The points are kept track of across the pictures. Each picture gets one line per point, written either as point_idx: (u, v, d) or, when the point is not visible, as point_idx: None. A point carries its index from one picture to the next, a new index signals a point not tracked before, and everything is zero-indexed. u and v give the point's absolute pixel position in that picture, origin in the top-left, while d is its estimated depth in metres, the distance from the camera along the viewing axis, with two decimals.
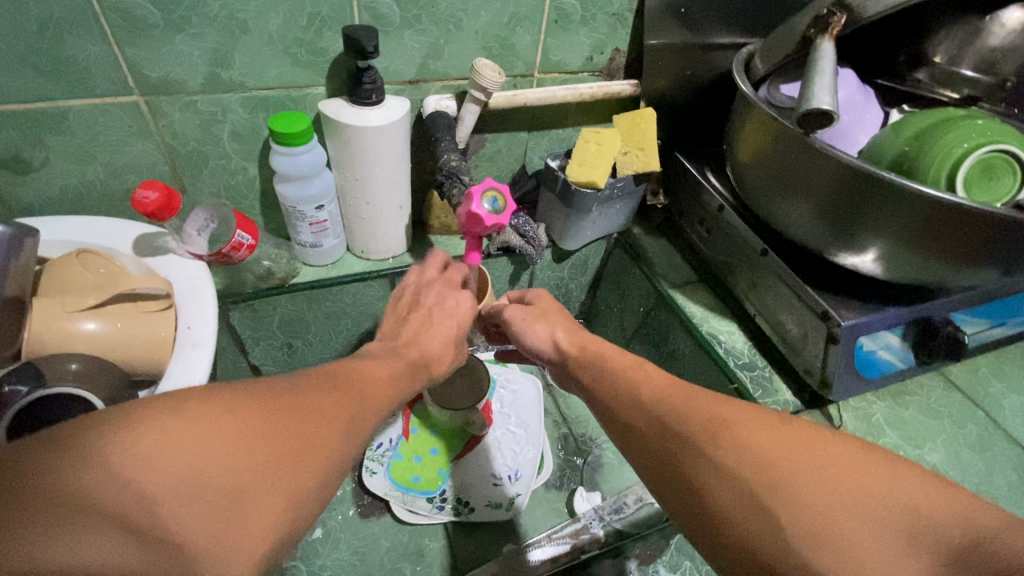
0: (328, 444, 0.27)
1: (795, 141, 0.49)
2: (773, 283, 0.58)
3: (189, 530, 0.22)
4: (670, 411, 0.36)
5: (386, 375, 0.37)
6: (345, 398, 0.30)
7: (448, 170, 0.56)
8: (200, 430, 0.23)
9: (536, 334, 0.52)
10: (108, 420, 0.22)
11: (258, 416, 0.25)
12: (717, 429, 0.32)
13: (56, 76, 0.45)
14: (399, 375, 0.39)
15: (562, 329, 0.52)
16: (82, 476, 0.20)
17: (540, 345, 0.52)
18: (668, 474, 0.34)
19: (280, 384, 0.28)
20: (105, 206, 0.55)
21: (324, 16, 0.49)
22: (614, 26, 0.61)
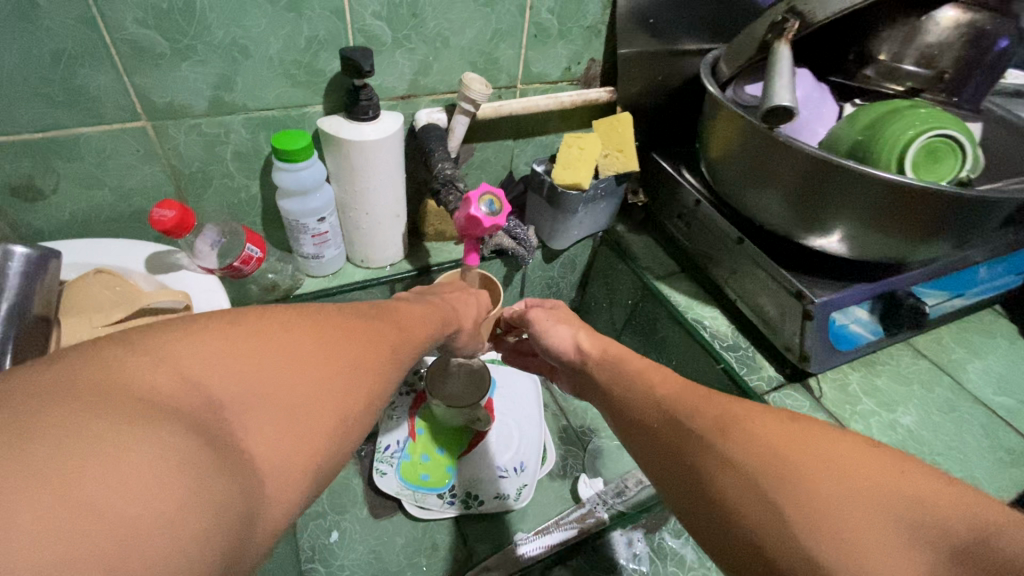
0: (371, 376, 0.30)
1: (757, 136, 0.54)
2: (750, 269, 0.63)
3: (251, 435, 0.23)
4: (676, 400, 0.39)
5: (416, 326, 0.40)
6: (383, 339, 0.33)
7: (444, 178, 0.60)
8: (258, 347, 0.26)
9: (560, 335, 0.57)
10: (179, 331, 0.24)
11: (308, 339, 0.28)
12: (723, 423, 0.34)
13: (68, 105, 0.47)
14: (423, 323, 0.42)
15: (583, 334, 0.56)
16: (156, 373, 0.22)
17: (561, 345, 0.57)
18: (675, 436, 0.37)
19: (327, 313, 0.31)
20: (114, 228, 0.57)
21: (320, 39, 0.52)
22: (589, 38, 0.65)
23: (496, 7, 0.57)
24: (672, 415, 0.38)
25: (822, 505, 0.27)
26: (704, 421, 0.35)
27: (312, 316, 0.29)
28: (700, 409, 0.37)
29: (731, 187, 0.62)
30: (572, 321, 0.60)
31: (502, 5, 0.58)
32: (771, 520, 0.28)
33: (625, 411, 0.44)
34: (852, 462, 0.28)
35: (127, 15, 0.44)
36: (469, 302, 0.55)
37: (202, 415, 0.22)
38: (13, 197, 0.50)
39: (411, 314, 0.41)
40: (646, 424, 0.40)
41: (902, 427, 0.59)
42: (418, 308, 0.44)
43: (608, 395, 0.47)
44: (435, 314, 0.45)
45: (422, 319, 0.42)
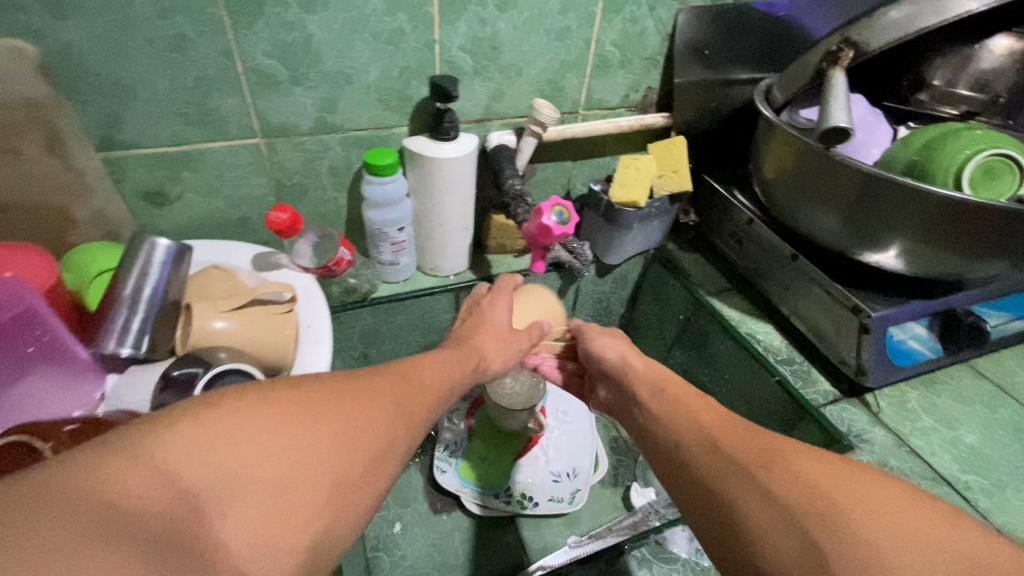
0: (381, 439, 0.31)
1: (812, 154, 0.57)
2: (804, 285, 0.65)
3: (226, 528, 0.24)
4: (718, 429, 0.41)
5: (435, 371, 0.41)
6: (391, 394, 0.34)
7: (514, 193, 0.65)
8: (245, 425, 0.26)
9: (605, 342, 0.60)
10: (158, 425, 0.25)
11: (302, 416, 0.28)
12: (766, 459, 0.36)
13: (200, 124, 0.55)
14: (454, 365, 0.45)
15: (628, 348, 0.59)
16: (127, 473, 0.22)
17: (604, 352, 0.60)
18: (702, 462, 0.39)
19: (323, 378, 0.32)
20: (222, 232, 0.64)
21: (412, 68, 0.59)
22: (648, 68, 0.71)
23: (565, 41, 0.63)
24: (728, 424, 0.41)
25: (862, 545, 0.28)
26: (745, 453, 0.37)
27: (310, 386, 0.30)
28: (741, 435, 0.39)
29: (789, 205, 0.63)
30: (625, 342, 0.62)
31: (571, 39, 0.63)
32: (797, 544, 0.30)
33: (666, 409, 0.47)
34: (902, 515, 0.30)
35: (258, 48, 0.52)
36: (497, 317, 0.56)
37: (175, 514, 0.23)
38: (144, 202, 0.58)
39: (430, 367, 0.41)
40: (683, 446, 0.42)
41: (965, 445, 0.58)
42: (443, 359, 0.44)
43: (644, 415, 0.49)
44: (460, 362, 0.46)
45: (441, 372, 0.42)
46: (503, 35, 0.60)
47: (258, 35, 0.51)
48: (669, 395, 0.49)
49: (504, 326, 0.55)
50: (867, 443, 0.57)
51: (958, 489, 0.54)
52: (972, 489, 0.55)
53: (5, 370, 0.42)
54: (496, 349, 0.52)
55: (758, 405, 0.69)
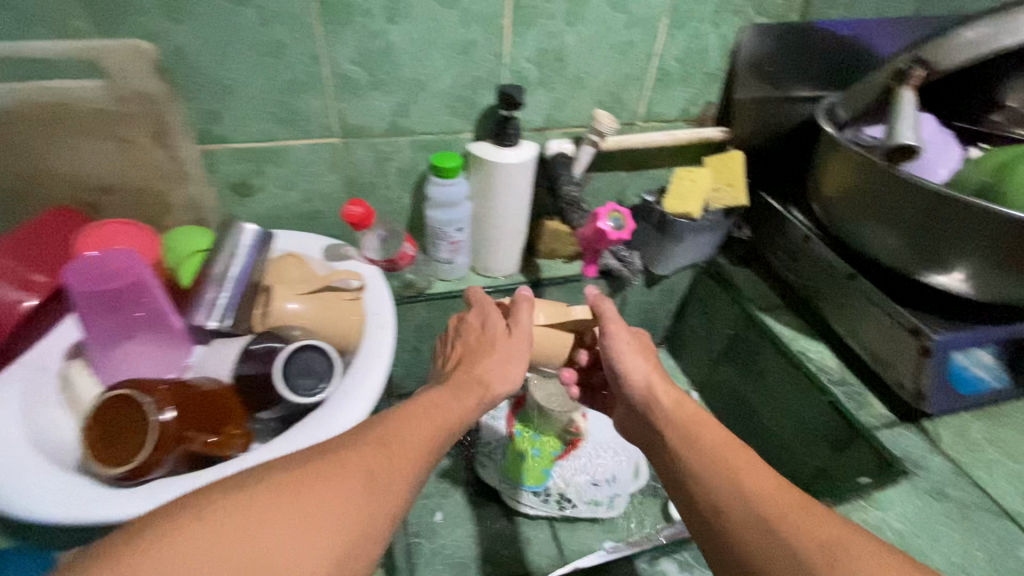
0: (347, 525, 0.31)
1: (877, 173, 0.57)
2: (862, 305, 0.64)
3: None
4: (774, 510, 0.36)
5: (419, 428, 0.40)
6: (359, 467, 0.34)
7: (570, 200, 0.69)
8: (185, 547, 0.26)
9: (634, 364, 0.53)
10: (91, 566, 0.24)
11: (252, 517, 0.28)
12: (832, 557, 0.32)
13: (286, 123, 0.59)
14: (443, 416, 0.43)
15: (654, 372, 0.52)
16: None
17: (630, 374, 0.52)
18: (752, 545, 0.36)
19: (280, 467, 0.32)
20: (295, 224, 0.69)
21: (481, 77, 0.62)
22: (708, 82, 0.72)
23: (628, 54, 0.65)
24: (774, 496, 0.37)
25: None
26: (807, 548, 0.33)
27: (265, 482, 0.30)
28: (809, 525, 0.35)
29: (850, 224, 0.63)
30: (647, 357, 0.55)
31: (635, 53, 0.65)
32: None
33: (710, 459, 0.42)
34: None
35: (344, 55, 0.56)
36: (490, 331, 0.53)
37: None
38: (231, 193, 0.63)
39: (415, 423, 0.40)
40: (730, 517, 0.38)
41: None
42: (432, 409, 0.43)
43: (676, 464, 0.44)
44: (451, 406, 0.45)
45: (426, 425, 0.41)
46: (570, 47, 0.63)
47: (346, 43, 0.56)
48: (706, 447, 0.43)
49: (499, 334, 0.53)
50: (924, 470, 0.55)
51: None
52: None
53: (111, 331, 0.47)
54: (491, 376, 0.49)
55: (805, 425, 0.69)
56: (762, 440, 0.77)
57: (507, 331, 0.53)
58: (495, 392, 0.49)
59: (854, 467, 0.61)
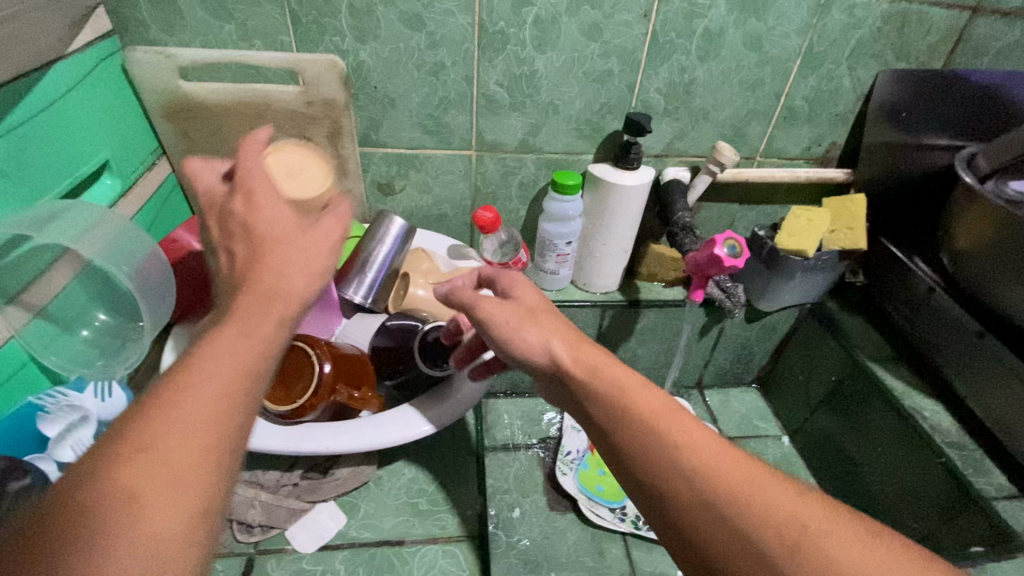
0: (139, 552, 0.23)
1: (1020, 230, 0.54)
2: (990, 366, 0.60)
3: None
4: (719, 483, 0.32)
5: (208, 379, 0.29)
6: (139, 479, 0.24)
7: (682, 225, 0.70)
8: None
9: (526, 341, 0.42)
10: None
11: None
12: (795, 540, 0.29)
13: (433, 133, 0.67)
14: (233, 345, 0.31)
15: (557, 335, 0.42)
16: None
17: (528, 353, 0.42)
18: (700, 526, 0.32)
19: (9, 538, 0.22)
20: (425, 223, 0.76)
21: (611, 105, 0.67)
22: (835, 124, 0.72)
23: (756, 91, 0.67)
24: (726, 468, 0.33)
25: None
26: (764, 531, 0.30)
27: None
28: (773, 510, 0.31)
29: (988, 280, 0.60)
30: (540, 314, 0.44)
31: (763, 91, 0.67)
32: None
33: (641, 429, 0.36)
34: None
35: (493, 77, 0.63)
36: (267, 221, 0.38)
37: None
38: (377, 190, 0.72)
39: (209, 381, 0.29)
40: (673, 495, 0.33)
41: None
42: (222, 359, 0.30)
43: (603, 433, 0.38)
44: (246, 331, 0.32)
45: (216, 402, 0.28)
46: (699, 82, 0.66)
47: (496, 67, 0.63)
48: (632, 410, 0.37)
49: (286, 220, 0.38)
50: None
51: None
52: None
53: None
54: (284, 277, 0.35)
55: (914, 489, 0.65)
56: (860, 495, 0.73)
57: (297, 224, 0.38)
58: (309, 276, 0.37)
59: (966, 536, 0.58)
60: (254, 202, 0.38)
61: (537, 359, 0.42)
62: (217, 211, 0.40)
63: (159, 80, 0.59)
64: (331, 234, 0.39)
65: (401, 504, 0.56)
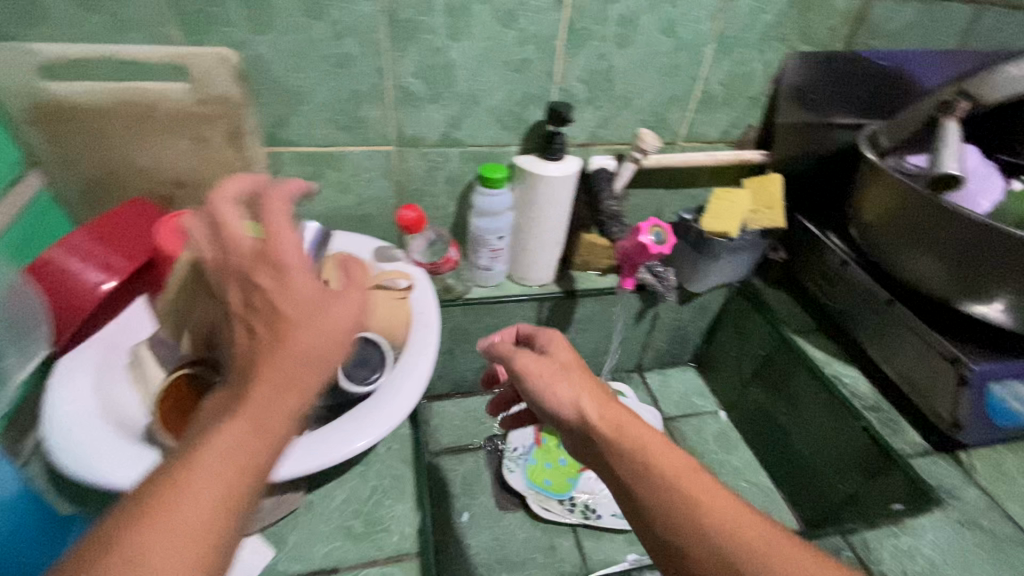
0: None
1: (917, 203, 0.58)
2: (898, 332, 0.64)
3: None
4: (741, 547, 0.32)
5: (201, 491, 0.26)
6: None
7: (611, 213, 0.71)
8: None
9: (557, 398, 0.41)
10: None
11: None
12: None
13: (347, 129, 0.63)
14: (232, 451, 0.28)
15: (587, 393, 0.41)
16: None
17: (559, 412, 0.41)
18: None
19: None
20: (348, 225, 0.72)
21: (532, 94, 0.65)
22: (751, 107, 0.74)
23: (674, 77, 0.68)
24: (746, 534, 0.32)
25: None
26: None
27: None
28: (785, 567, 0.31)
29: (891, 251, 0.63)
30: (571, 370, 0.43)
31: (680, 75, 0.68)
32: None
33: (660, 491, 0.35)
34: None
35: (408, 69, 0.60)
36: (289, 299, 0.32)
37: None
38: None
39: (200, 492, 0.26)
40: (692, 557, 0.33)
41: None
42: (218, 469, 0.27)
43: (624, 492, 0.37)
44: (250, 434, 0.28)
45: (199, 517, 0.26)
46: (618, 69, 0.65)
47: (410, 57, 0.59)
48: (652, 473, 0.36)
49: (310, 293, 0.33)
50: (959, 501, 0.55)
51: None
52: None
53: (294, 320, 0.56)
54: (304, 362, 0.31)
55: (839, 449, 0.69)
56: (794, 463, 0.77)
57: (318, 297, 0.33)
58: (331, 359, 0.32)
59: (886, 494, 0.61)
60: (282, 264, 0.33)
61: (566, 415, 0.41)
62: (233, 272, 0.34)
63: (17, 81, 0.51)
64: (345, 319, 0.33)
65: (336, 527, 0.53)
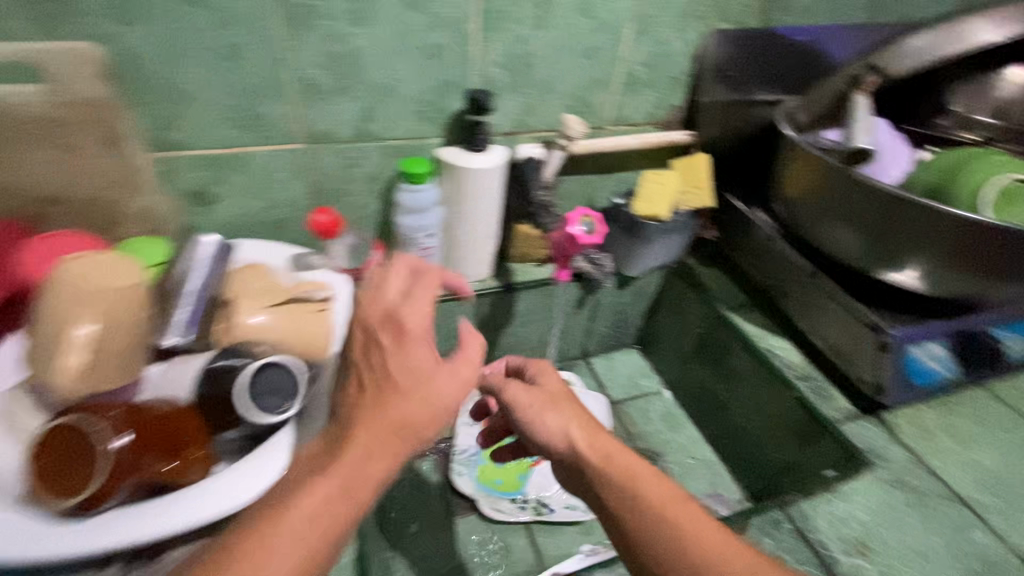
0: None
1: (832, 177, 0.60)
2: (823, 303, 0.66)
3: None
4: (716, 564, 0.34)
5: (305, 529, 0.33)
6: None
7: (540, 203, 0.71)
8: None
9: (546, 427, 0.43)
10: None
11: None
12: None
13: (247, 128, 0.57)
14: (334, 496, 0.34)
15: (575, 422, 0.43)
16: None
17: (548, 442, 0.43)
18: None
19: None
20: (261, 232, 0.66)
21: (449, 82, 0.62)
22: (675, 86, 0.73)
23: (595, 58, 0.66)
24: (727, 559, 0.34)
25: None
26: None
27: None
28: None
29: (813, 227, 0.65)
30: (560, 401, 0.45)
31: (601, 57, 0.66)
32: None
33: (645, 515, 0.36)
34: None
35: (310, 60, 0.55)
36: (404, 368, 0.38)
37: None
38: (190, 201, 0.60)
39: (294, 529, 0.33)
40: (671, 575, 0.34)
41: (983, 467, 0.58)
42: (311, 511, 0.34)
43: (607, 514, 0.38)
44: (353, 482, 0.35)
45: (294, 550, 0.32)
46: (538, 52, 0.63)
47: (311, 46, 0.54)
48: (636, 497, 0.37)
49: (420, 364, 0.38)
50: (884, 461, 0.57)
51: (972, 509, 0.54)
52: (984, 508, 0.54)
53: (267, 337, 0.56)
54: (415, 416, 0.37)
55: (775, 420, 0.70)
56: (736, 437, 0.79)
57: (428, 364, 0.39)
58: (438, 421, 0.38)
59: (819, 460, 0.63)
60: (402, 335, 0.39)
61: (555, 445, 0.43)
62: (358, 327, 0.40)
63: None
64: (447, 390, 0.38)
65: None
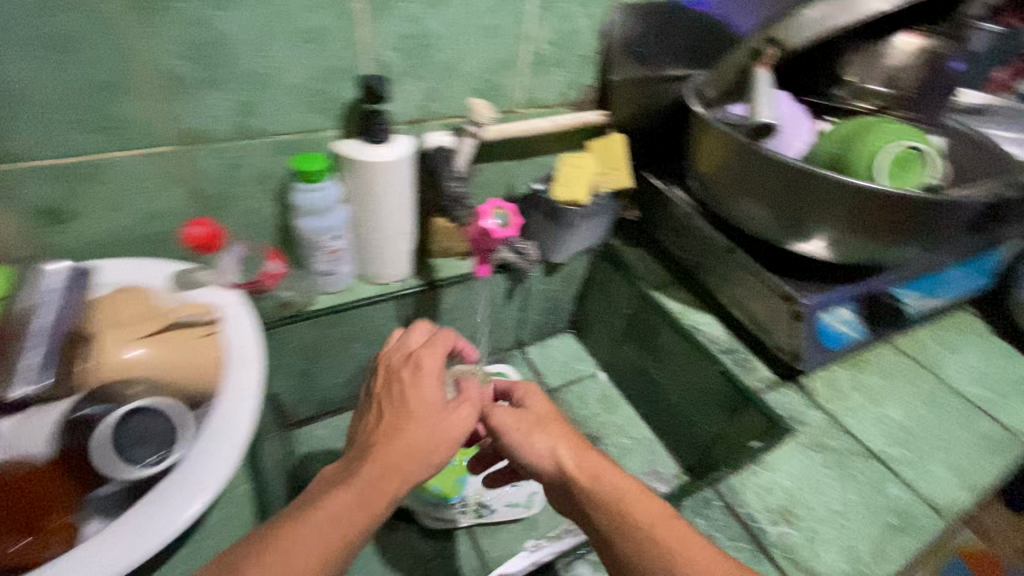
0: None
1: (741, 153, 0.60)
2: (741, 277, 0.67)
3: None
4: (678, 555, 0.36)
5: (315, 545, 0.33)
6: None
7: (454, 196, 0.65)
8: None
9: (537, 450, 0.44)
10: None
11: None
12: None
13: (99, 131, 0.49)
14: (352, 509, 0.35)
15: (566, 445, 0.44)
16: None
17: (538, 462, 0.44)
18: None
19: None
20: (138, 248, 0.58)
21: (339, 68, 0.56)
22: (584, 64, 0.71)
23: (498, 38, 0.62)
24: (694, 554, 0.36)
25: None
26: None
27: None
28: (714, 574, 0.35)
29: (726, 201, 0.65)
30: (549, 425, 0.46)
31: (503, 36, 0.62)
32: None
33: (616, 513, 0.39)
34: None
35: (167, 50, 0.48)
36: (417, 398, 0.41)
37: None
38: (39, 220, 0.52)
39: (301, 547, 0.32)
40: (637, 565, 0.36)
41: (891, 419, 0.62)
42: (320, 526, 0.33)
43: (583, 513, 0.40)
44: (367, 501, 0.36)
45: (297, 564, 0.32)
46: (435, 33, 0.58)
47: (165, 33, 0.47)
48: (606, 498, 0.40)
49: (434, 398, 0.42)
50: (803, 425, 0.59)
51: (883, 461, 0.57)
52: (893, 459, 0.57)
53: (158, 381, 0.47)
54: (432, 440, 0.39)
55: (704, 394, 0.71)
56: (669, 413, 0.80)
57: (440, 401, 0.42)
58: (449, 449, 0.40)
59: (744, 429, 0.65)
60: (421, 371, 0.43)
61: (547, 469, 0.43)
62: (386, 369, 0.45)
63: None
64: (464, 421, 0.41)
65: None
